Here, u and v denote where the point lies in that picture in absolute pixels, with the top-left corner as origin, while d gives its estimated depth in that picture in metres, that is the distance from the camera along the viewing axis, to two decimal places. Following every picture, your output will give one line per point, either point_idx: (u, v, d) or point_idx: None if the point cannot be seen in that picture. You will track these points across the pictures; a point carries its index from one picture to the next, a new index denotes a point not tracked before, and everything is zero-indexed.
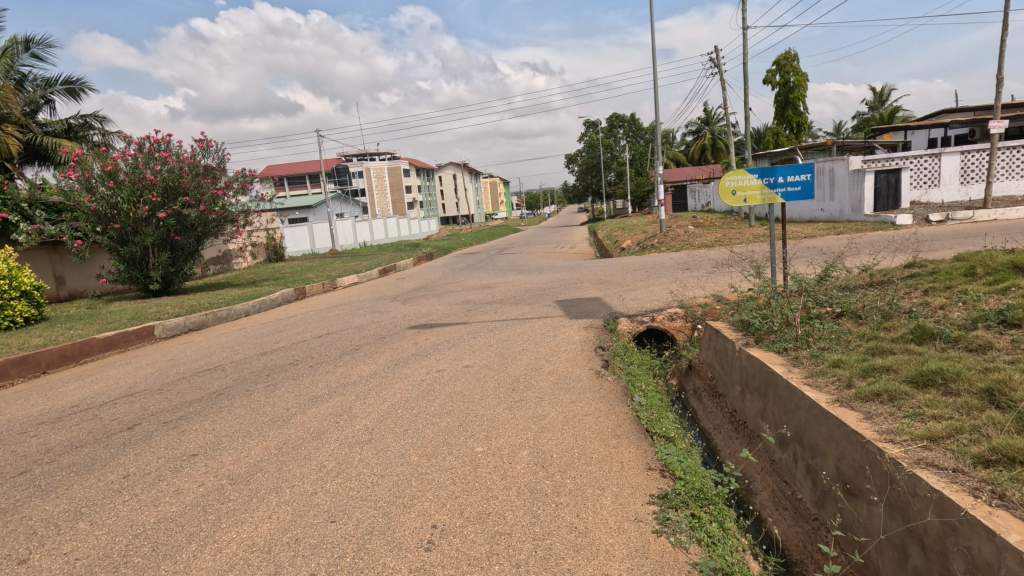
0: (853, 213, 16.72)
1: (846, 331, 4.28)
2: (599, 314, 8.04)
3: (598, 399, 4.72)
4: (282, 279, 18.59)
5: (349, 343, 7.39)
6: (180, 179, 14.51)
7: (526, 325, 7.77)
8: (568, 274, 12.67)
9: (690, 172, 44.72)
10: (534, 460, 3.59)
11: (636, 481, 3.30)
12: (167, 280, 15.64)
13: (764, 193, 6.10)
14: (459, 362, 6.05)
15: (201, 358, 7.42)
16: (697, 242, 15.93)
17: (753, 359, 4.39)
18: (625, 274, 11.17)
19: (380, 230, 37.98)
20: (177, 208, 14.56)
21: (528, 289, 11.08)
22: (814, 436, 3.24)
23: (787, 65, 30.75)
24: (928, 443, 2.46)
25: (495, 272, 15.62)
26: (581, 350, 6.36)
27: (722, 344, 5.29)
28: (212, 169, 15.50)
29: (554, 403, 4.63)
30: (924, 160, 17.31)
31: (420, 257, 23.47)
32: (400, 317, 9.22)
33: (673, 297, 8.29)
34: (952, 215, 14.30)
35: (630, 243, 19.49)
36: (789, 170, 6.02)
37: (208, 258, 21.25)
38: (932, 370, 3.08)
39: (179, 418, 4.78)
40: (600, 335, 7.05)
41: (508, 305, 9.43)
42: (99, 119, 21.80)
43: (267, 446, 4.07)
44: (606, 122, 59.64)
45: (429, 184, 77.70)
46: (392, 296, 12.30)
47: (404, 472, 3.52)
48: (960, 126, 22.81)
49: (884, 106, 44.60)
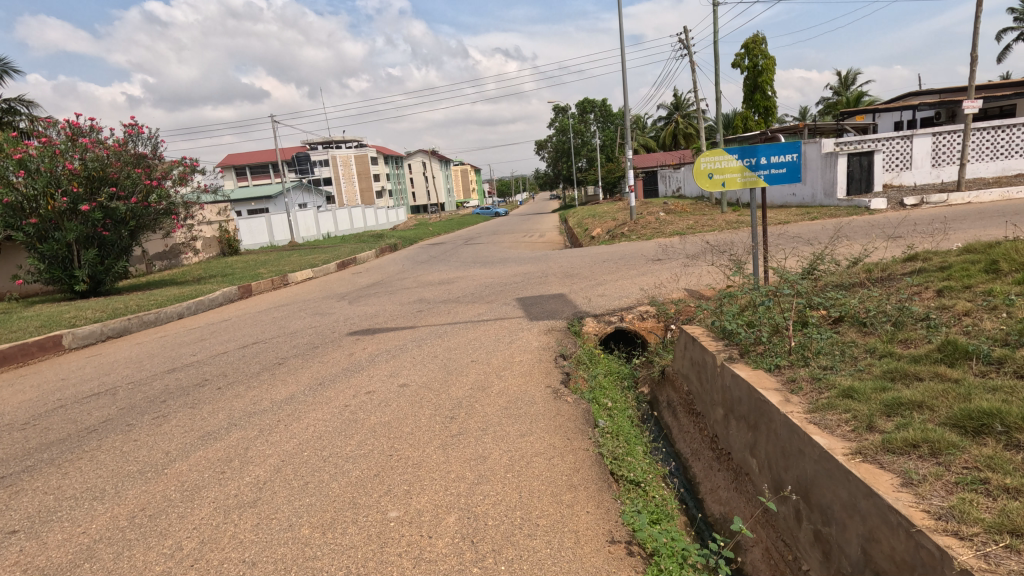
0: (826, 197, 16.25)
1: (851, 344, 3.51)
2: (563, 314, 7.19)
3: (552, 429, 3.88)
4: (230, 276, 17.22)
5: (274, 356, 6.38)
6: (106, 167, 13.06)
7: (480, 329, 6.86)
8: (533, 266, 11.82)
9: (660, 157, 44.25)
10: (459, 533, 2.72)
11: (594, 568, 2.47)
12: (96, 280, 14.15)
13: (745, 176, 5.31)
14: (394, 381, 5.11)
15: (98, 377, 6.33)
16: (669, 229, 15.28)
17: (738, 379, 3.59)
18: (593, 266, 10.35)
19: (345, 220, 36.42)
20: (104, 201, 13.11)
21: (489, 284, 10.17)
22: (824, 496, 2.45)
23: (756, 49, 30.26)
24: (1012, 543, 1.68)
25: (458, 264, 14.72)
26: (538, 359, 5.50)
27: (700, 355, 4.49)
28: (146, 158, 14.08)
29: (498, 437, 3.77)
30: (896, 143, 16.97)
31: (382, 249, 22.30)
32: (342, 320, 8.20)
33: (645, 294, 7.51)
34: (927, 199, 13.90)
35: (600, 230, 18.76)
36: (773, 149, 5.25)
37: (151, 255, 19.71)
38: (983, 410, 2.30)
39: (22, 471, 3.74)
40: (561, 340, 6.20)
41: (464, 304, 8.51)
42: (26, 104, 19.90)
43: (117, 515, 3.10)
44: (576, 108, 58.76)
45: (398, 172, 75.76)
46: (341, 294, 11.22)
47: (285, 558, 2.61)
48: (929, 108, 22.68)
49: (849, 91, 44.84)
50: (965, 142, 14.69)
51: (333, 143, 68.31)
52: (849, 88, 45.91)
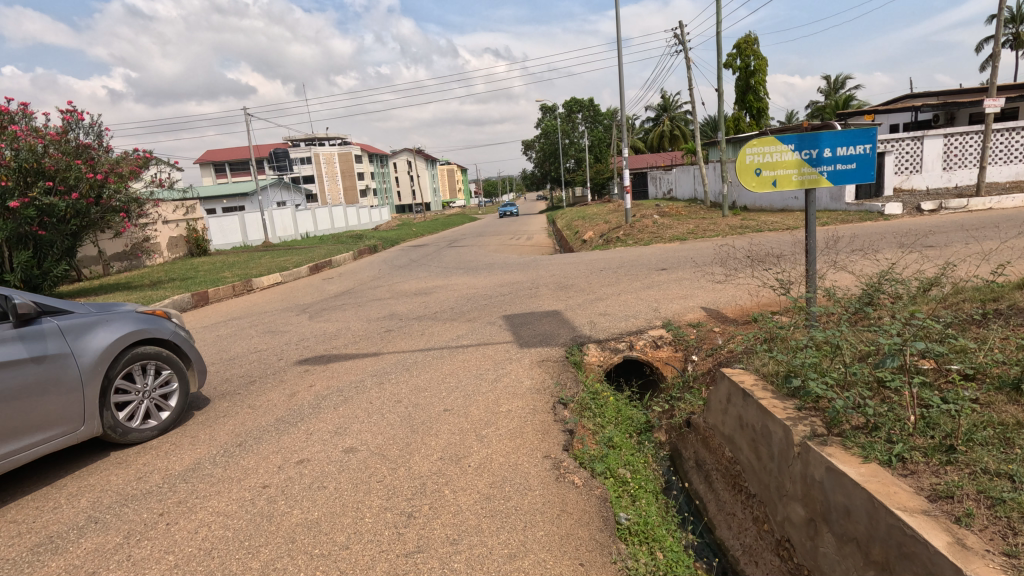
0: (833, 201, 15.25)
1: (1015, 429, 2.34)
2: (559, 339, 5.92)
3: (555, 546, 2.62)
4: (189, 280, 15.71)
5: (197, 395, 5.03)
6: (41, 159, 11.50)
7: (458, 358, 5.59)
8: (522, 274, 10.55)
9: (650, 158, 43.34)
10: None
11: None
12: (31, 285, 12.42)
13: (803, 172, 4.07)
14: (336, 444, 3.77)
15: None
16: (668, 233, 14.18)
17: (842, 480, 2.35)
18: (590, 276, 9.15)
19: (326, 219, 34.89)
20: (38, 196, 11.37)
21: (472, 296, 8.89)
22: None
23: (748, 49, 29.30)
24: None
25: (439, 270, 13.47)
26: (532, 409, 4.21)
27: (758, 418, 3.23)
28: (90, 148, 12.63)
29: (475, 563, 2.49)
30: (906, 143, 16.01)
31: (361, 251, 20.93)
32: (295, 342, 6.87)
33: (657, 314, 6.29)
34: (946, 204, 12.90)
35: (592, 234, 17.57)
36: (839, 139, 4.03)
37: (107, 255, 18.12)
38: None
39: None
40: (559, 376, 4.93)
41: (442, 323, 7.19)
42: None
43: None
44: (564, 108, 57.80)
45: (383, 171, 74.25)
46: (303, 305, 9.82)
47: None
48: (931, 109, 21.93)
49: (838, 94, 44.55)
50: (985, 144, 13.69)
51: (314, 141, 66.30)
52: (837, 92, 45.60)
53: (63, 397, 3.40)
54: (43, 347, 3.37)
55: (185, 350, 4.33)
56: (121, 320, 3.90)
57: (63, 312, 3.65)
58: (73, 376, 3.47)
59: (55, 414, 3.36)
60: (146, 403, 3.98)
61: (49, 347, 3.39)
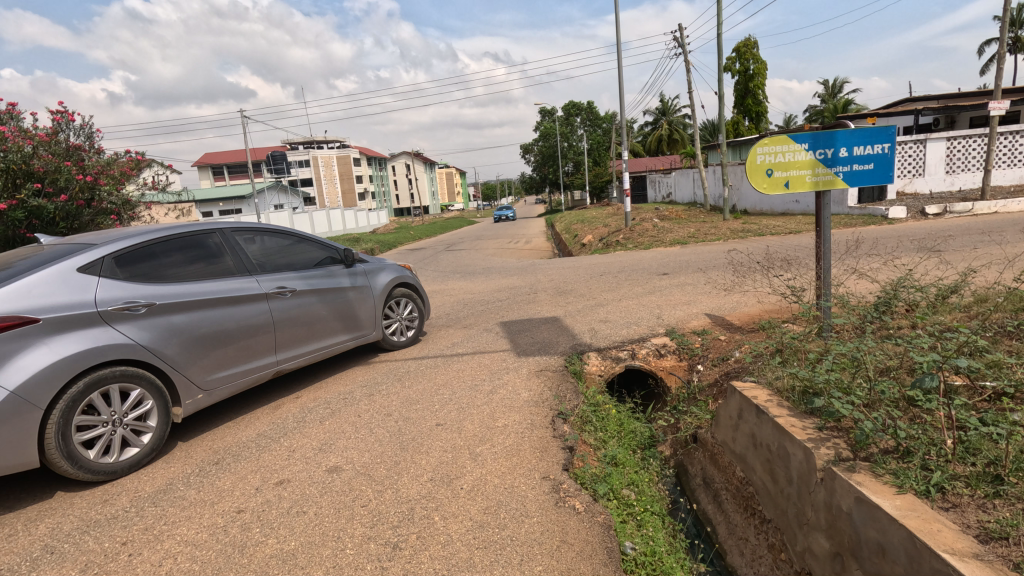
0: (835, 206, 15.18)
1: None
2: (558, 347, 5.67)
3: None
4: None
5: None
6: (30, 159, 11.14)
7: (453, 366, 5.34)
8: (520, 279, 10.33)
9: (648, 162, 43.24)
10: None
11: None
12: None
13: (818, 173, 3.83)
14: (319, 463, 3.52)
15: None
16: (668, 237, 13.97)
17: (875, 512, 2.11)
18: (589, 281, 8.92)
19: (323, 223, 34.69)
20: (26, 197, 10.89)
21: (469, 301, 8.65)
22: None
23: (747, 53, 29.18)
24: None
25: (435, 274, 13.26)
26: (529, 423, 3.96)
27: (774, 437, 2.98)
28: (80, 149, 12.45)
29: None
30: (909, 147, 15.80)
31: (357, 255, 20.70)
32: None
33: (660, 321, 6.05)
34: (951, 208, 12.67)
35: (591, 237, 17.37)
36: (855, 137, 3.81)
37: None
38: None
39: None
40: (558, 387, 4.67)
41: (437, 329, 6.94)
42: None
43: None
44: (563, 112, 57.75)
45: (381, 174, 74.12)
46: None
47: None
48: (932, 113, 21.78)
49: (836, 99, 44.56)
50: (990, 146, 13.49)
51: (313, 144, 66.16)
52: (835, 96, 45.58)
53: (367, 311, 5.26)
54: (357, 279, 5.22)
55: (421, 292, 6.17)
56: (390, 268, 5.74)
57: (362, 258, 5.52)
58: (371, 301, 5.32)
59: (362, 323, 5.20)
60: (400, 325, 5.85)
61: (360, 280, 5.23)
